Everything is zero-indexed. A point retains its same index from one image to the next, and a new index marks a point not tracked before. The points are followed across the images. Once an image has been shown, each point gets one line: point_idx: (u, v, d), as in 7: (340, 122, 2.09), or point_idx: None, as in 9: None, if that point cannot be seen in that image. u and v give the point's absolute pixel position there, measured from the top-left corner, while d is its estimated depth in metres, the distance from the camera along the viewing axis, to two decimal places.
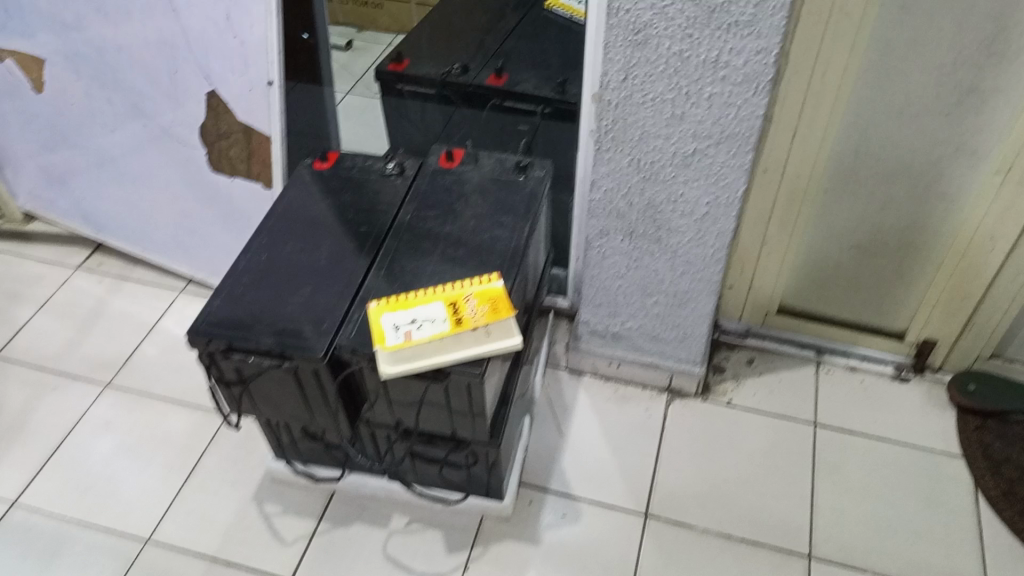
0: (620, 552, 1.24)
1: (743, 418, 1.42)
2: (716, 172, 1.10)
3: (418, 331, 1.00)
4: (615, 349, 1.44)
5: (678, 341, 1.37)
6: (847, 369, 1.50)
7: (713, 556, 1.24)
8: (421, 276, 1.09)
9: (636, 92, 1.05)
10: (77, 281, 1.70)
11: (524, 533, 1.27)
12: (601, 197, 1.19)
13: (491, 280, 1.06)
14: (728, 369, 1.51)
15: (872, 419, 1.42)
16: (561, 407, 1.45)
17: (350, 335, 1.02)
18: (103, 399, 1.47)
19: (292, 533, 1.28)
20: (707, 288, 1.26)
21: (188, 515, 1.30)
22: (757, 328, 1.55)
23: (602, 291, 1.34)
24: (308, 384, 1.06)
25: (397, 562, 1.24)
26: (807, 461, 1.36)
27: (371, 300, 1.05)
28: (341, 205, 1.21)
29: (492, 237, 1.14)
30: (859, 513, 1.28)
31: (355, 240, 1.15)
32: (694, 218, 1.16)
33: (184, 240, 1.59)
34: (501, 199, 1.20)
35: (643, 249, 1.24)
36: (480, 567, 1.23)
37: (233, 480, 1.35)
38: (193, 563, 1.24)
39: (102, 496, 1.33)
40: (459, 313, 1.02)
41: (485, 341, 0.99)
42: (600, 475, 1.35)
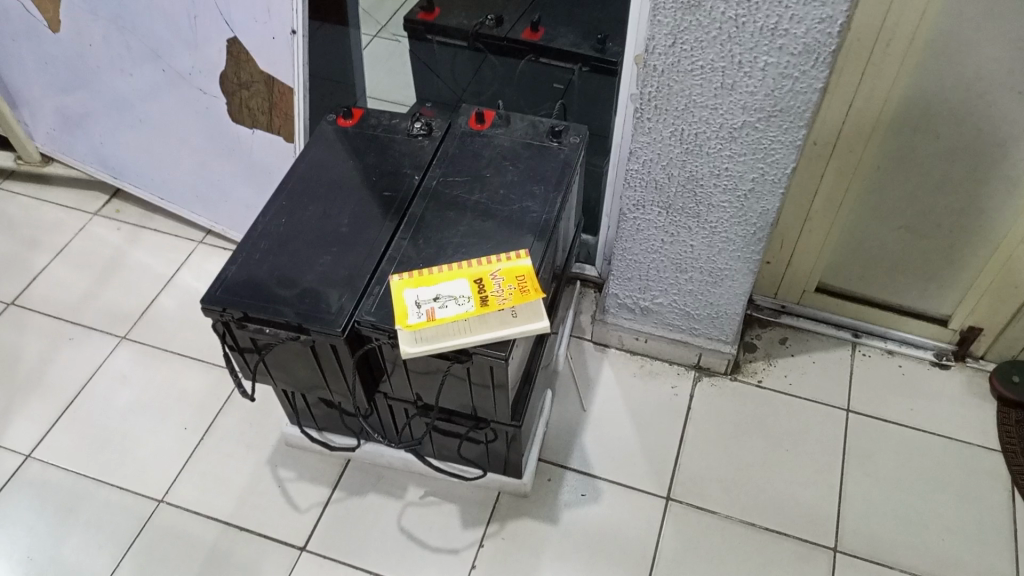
0: (640, 535, 1.21)
1: (774, 400, 1.37)
2: (764, 147, 1.03)
3: (441, 309, 0.95)
4: (643, 324, 1.38)
5: (711, 319, 1.32)
6: (884, 353, 1.43)
7: (736, 544, 1.20)
8: (447, 248, 1.03)
9: (684, 58, 0.97)
10: (95, 227, 1.66)
11: (542, 510, 1.24)
12: (639, 169, 1.13)
13: (519, 256, 1.00)
14: (760, 347, 1.44)
15: (909, 407, 1.36)
16: (584, 380, 1.41)
17: (370, 310, 0.98)
18: (120, 352, 1.45)
19: (307, 499, 1.26)
20: (746, 268, 1.20)
21: (203, 476, 1.28)
22: (791, 306, 1.48)
23: (633, 265, 1.28)
24: (326, 357, 1.03)
25: (411, 535, 1.22)
26: (838, 448, 1.31)
27: (394, 273, 1.01)
28: (365, 166, 1.15)
29: (522, 208, 1.08)
30: (890, 507, 1.24)
31: (379, 206, 1.10)
32: (738, 194, 1.10)
33: (203, 191, 1.55)
34: (533, 167, 1.13)
35: (681, 225, 1.18)
36: (495, 544, 1.21)
37: (249, 442, 1.33)
38: (208, 526, 1.23)
39: (117, 453, 1.31)
40: (485, 292, 0.97)
41: (511, 323, 0.94)
42: (623, 455, 1.31)
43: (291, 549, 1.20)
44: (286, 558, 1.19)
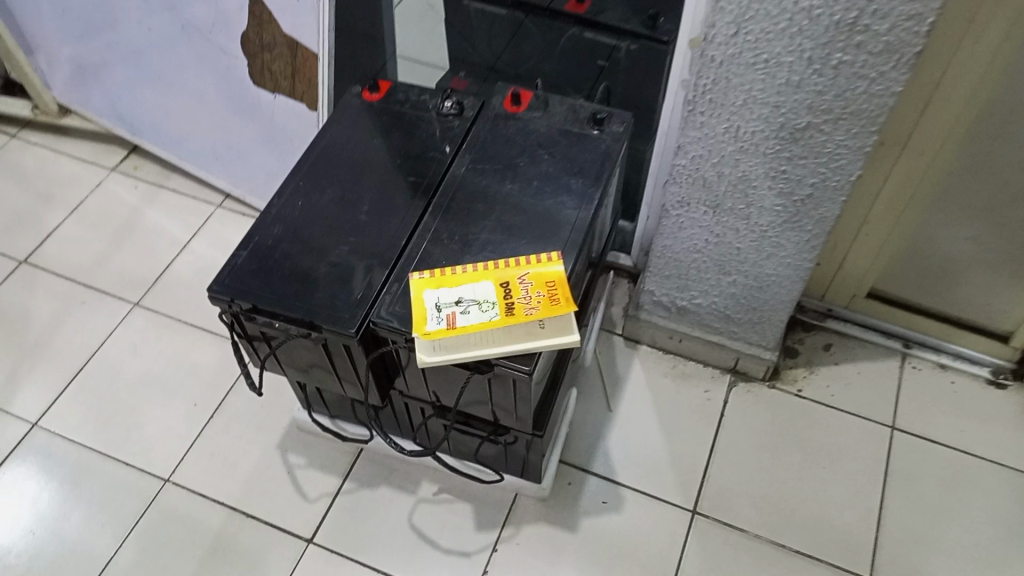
0: (662, 550, 1.15)
1: (813, 412, 1.29)
2: (829, 151, 0.92)
3: (462, 315, 0.88)
4: (679, 323, 1.30)
5: (752, 325, 1.23)
6: (936, 368, 1.33)
7: (763, 566, 1.14)
8: (473, 246, 0.96)
9: (747, 50, 0.86)
10: (112, 184, 1.61)
11: (560, 517, 1.18)
12: (686, 164, 1.03)
13: (550, 260, 0.92)
14: (801, 353, 1.36)
15: (959, 428, 1.27)
16: (612, 378, 1.33)
17: (387, 310, 0.91)
18: (131, 320, 1.40)
19: (316, 489, 1.21)
20: (795, 274, 1.11)
21: (210, 457, 1.24)
22: (838, 310, 1.38)
23: (673, 263, 1.19)
24: (338, 356, 0.96)
25: (422, 534, 1.17)
26: (879, 469, 1.23)
27: (414, 271, 0.93)
28: (389, 147, 1.07)
29: (556, 204, 0.99)
30: (931, 536, 1.16)
31: (402, 193, 1.02)
32: (794, 199, 1.00)
33: (223, 154, 1.48)
34: (571, 158, 1.04)
35: (727, 226, 1.08)
36: (509, 550, 1.15)
37: (259, 424, 1.28)
38: (213, 510, 1.19)
39: (124, 427, 1.28)
40: (511, 298, 0.89)
41: (538, 335, 0.86)
42: (649, 462, 1.24)
43: (298, 541, 1.16)
44: (292, 550, 1.15)
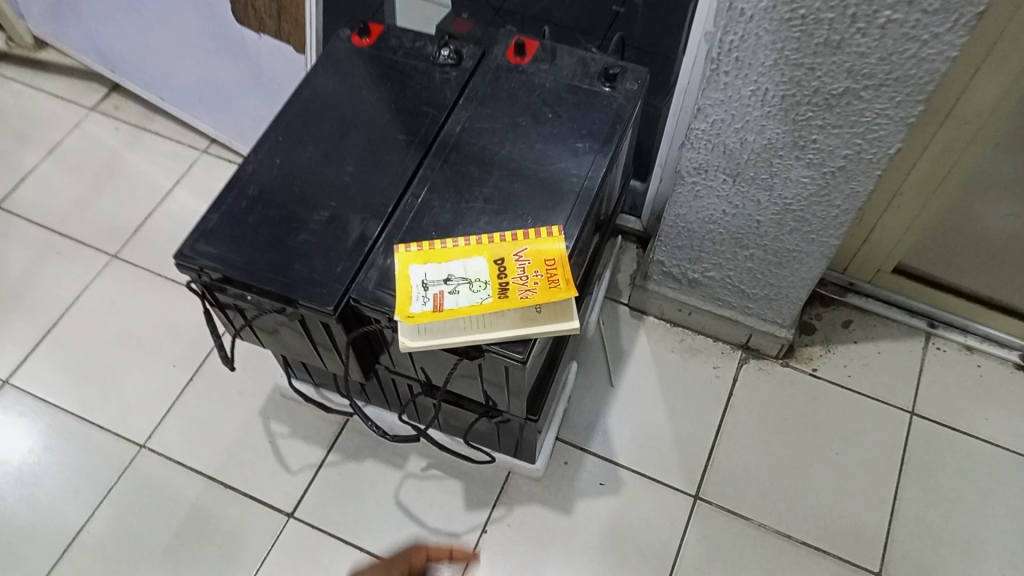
0: (662, 537, 1.09)
1: (827, 393, 1.22)
2: (867, 120, 0.82)
3: (451, 295, 0.79)
4: (689, 295, 1.21)
5: (769, 301, 1.15)
6: (962, 349, 1.25)
7: (767, 557, 1.08)
8: (466, 216, 0.87)
9: (781, 4, 0.75)
10: (91, 125, 1.52)
11: (555, 498, 1.12)
12: (705, 129, 0.93)
13: (550, 236, 0.83)
14: (819, 330, 1.27)
15: (982, 416, 1.19)
16: (615, 351, 1.26)
17: (369, 285, 0.83)
18: (108, 273, 1.33)
19: (299, 460, 1.15)
20: (819, 250, 1.02)
21: (189, 423, 1.18)
22: (861, 285, 1.29)
23: (686, 233, 1.10)
24: (317, 332, 0.88)
25: (409, 512, 1.11)
26: (895, 457, 1.16)
27: (399, 243, 0.85)
28: (379, 101, 0.97)
29: (559, 171, 0.90)
30: (947, 531, 1.10)
31: (391, 153, 0.93)
32: (823, 171, 0.90)
33: (208, 97, 1.39)
34: (578, 119, 0.95)
35: (747, 196, 0.99)
36: (500, 531, 1.10)
37: (241, 389, 1.21)
38: (191, 480, 1.13)
39: (99, 388, 1.21)
40: (505, 278, 0.81)
41: (533, 322, 0.78)
42: (651, 442, 1.17)
43: (278, 515, 1.10)
44: (272, 524, 1.09)
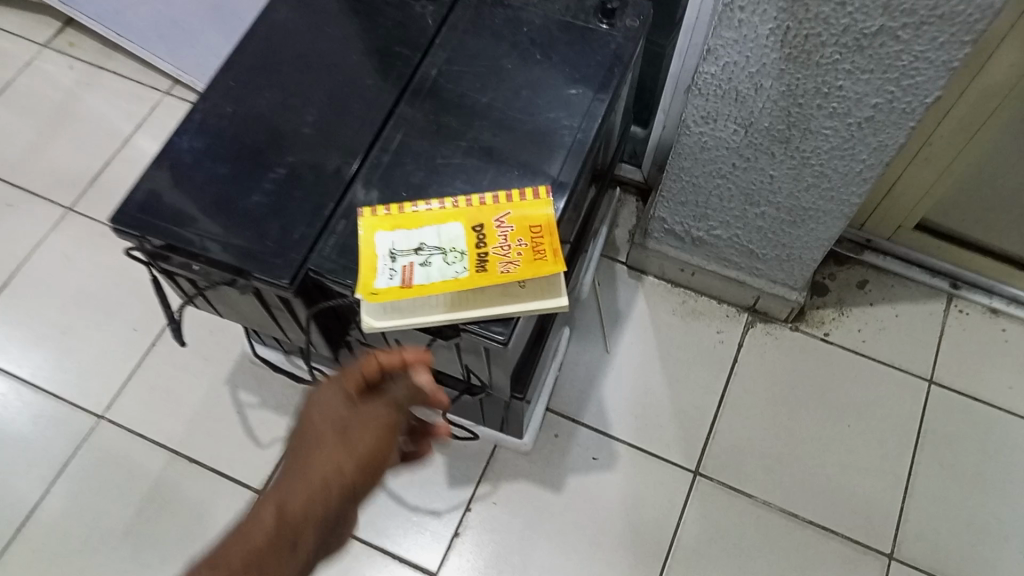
0: (659, 516, 1.02)
1: (840, 361, 1.13)
2: (902, 63, 0.71)
3: (421, 268, 0.70)
4: (693, 254, 1.12)
5: (779, 262, 1.05)
6: (986, 312, 1.16)
7: (770, 537, 1.01)
8: (440, 175, 0.77)
9: None
10: (44, 64, 1.39)
11: (544, 473, 1.04)
12: (715, 72, 0.81)
13: (536, 199, 0.74)
14: (832, 291, 1.17)
15: (1007, 385, 1.11)
16: (611, 314, 1.17)
17: (329, 255, 0.73)
18: (63, 227, 1.23)
19: (269, 433, 1.07)
20: (838, 208, 0.91)
21: (151, 392, 1.10)
22: (879, 242, 1.19)
23: (690, 189, 0.99)
24: (274, 306, 0.79)
25: (388, 489, 1.04)
26: (911, 430, 1.08)
27: (365, 206, 0.74)
28: (344, 39, 0.85)
29: (548, 123, 0.79)
30: (965, 510, 1.03)
31: (356, 99, 0.81)
32: (848, 122, 0.79)
33: (167, 33, 1.26)
34: (570, 61, 0.83)
35: (761, 149, 0.88)
36: (485, 510, 1.02)
37: (207, 355, 1.12)
38: (153, 453, 1.06)
39: (54, 354, 1.13)
40: (485, 247, 0.71)
41: (516, 297, 0.69)
42: (649, 413, 1.09)
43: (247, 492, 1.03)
44: (240, 502, 1.02)
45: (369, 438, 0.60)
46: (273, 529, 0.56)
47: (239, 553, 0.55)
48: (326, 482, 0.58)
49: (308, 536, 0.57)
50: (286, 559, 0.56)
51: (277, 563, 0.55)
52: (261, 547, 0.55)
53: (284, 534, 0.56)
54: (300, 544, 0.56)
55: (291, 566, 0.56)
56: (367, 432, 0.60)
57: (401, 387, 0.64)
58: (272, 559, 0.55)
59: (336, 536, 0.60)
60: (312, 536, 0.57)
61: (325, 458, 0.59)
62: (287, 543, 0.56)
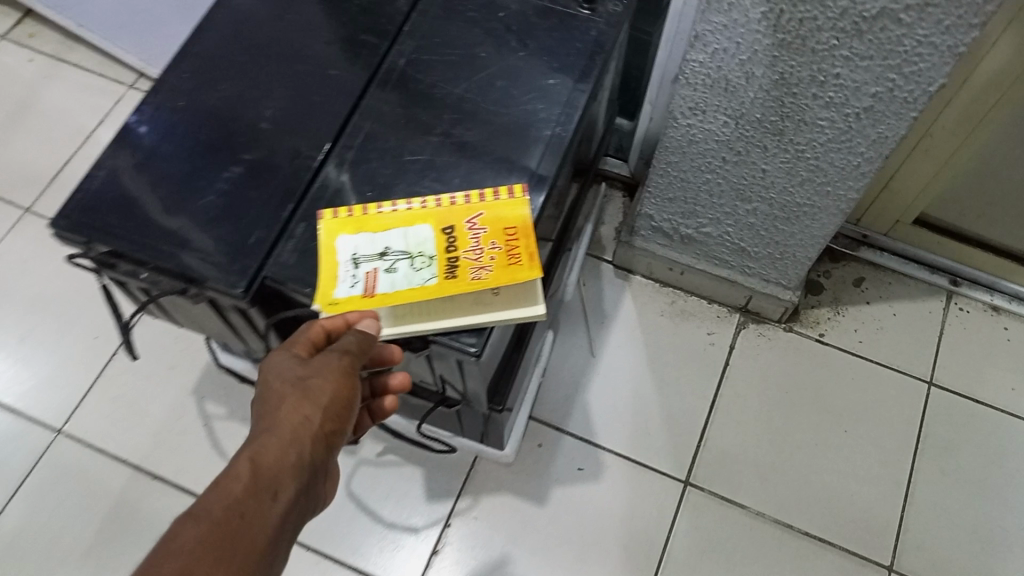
0: (646, 528, 0.97)
1: (836, 363, 1.08)
2: (905, 49, 0.66)
3: (386, 275, 0.65)
4: (681, 253, 1.06)
5: (772, 261, 1.00)
6: (987, 310, 1.11)
7: (765, 549, 0.96)
8: (409, 173, 0.71)
9: None
10: (3, 56, 1.33)
11: (527, 485, 0.99)
12: (704, 61, 0.76)
13: (511, 199, 0.69)
14: (827, 289, 1.12)
15: (1009, 386, 1.06)
16: (597, 316, 1.11)
17: (287, 261, 0.67)
18: (21, 229, 1.16)
19: (237, 445, 1.01)
20: (835, 204, 0.86)
21: (113, 403, 1.04)
22: (876, 238, 1.14)
23: (679, 184, 0.94)
24: (232, 316, 0.73)
25: (362, 504, 0.98)
26: (910, 435, 1.03)
27: (326, 208, 0.69)
28: (306, 26, 0.80)
29: (525, 116, 0.74)
30: (968, 519, 0.98)
31: (318, 91, 0.76)
32: (845, 112, 0.74)
33: (129, 22, 1.20)
34: (548, 49, 0.77)
35: (752, 142, 0.83)
36: (464, 524, 0.97)
37: (172, 363, 1.07)
38: (114, 468, 1.00)
39: (10, 363, 1.07)
40: (455, 251, 0.66)
41: (488, 306, 0.64)
42: (636, 419, 1.04)
43: None
44: None
45: (330, 386, 0.57)
46: (249, 481, 0.49)
47: (216, 505, 0.47)
48: (296, 432, 0.53)
49: (287, 486, 0.51)
50: (268, 511, 0.49)
51: (260, 513, 0.48)
52: (242, 493, 0.48)
53: (263, 483, 0.50)
54: (280, 494, 0.50)
55: (273, 517, 0.49)
56: (327, 381, 0.57)
57: (352, 336, 0.59)
58: (254, 509, 0.48)
59: (308, 502, 0.54)
60: (291, 489, 0.51)
61: (289, 409, 0.54)
62: (267, 492, 0.50)
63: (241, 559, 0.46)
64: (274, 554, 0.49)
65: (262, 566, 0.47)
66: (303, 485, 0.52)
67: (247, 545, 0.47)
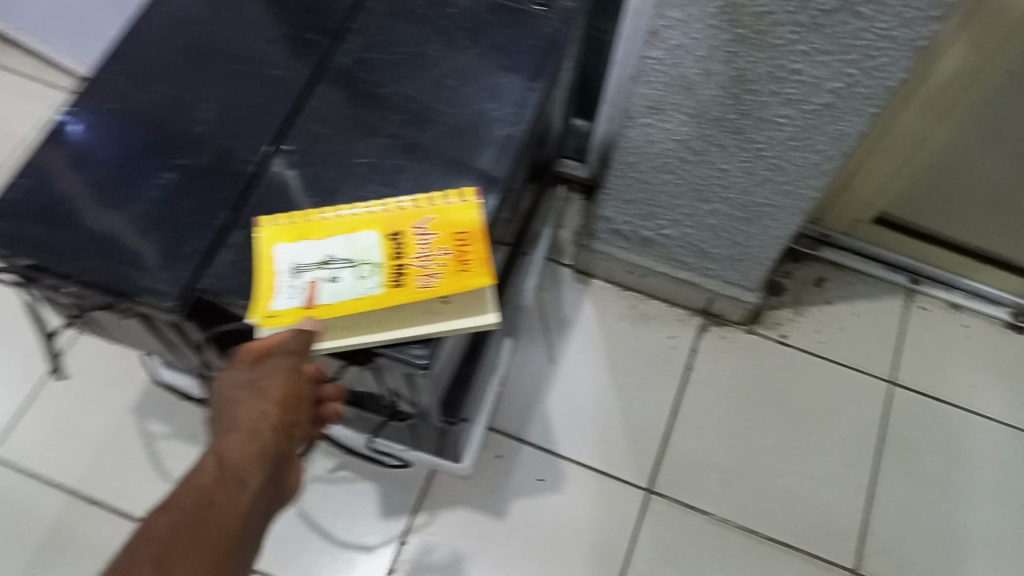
0: (609, 539, 0.94)
1: (799, 364, 1.06)
2: (864, 43, 0.64)
3: (329, 285, 0.61)
4: (641, 256, 1.04)
5: (733, 262, 0.98)
6: (947, 308, 1.11)
7: (730, 558, 0.94)
8: (353, 176, 0.67)
9: None
10: None
11: (486, 498, 0.96)
12: (660, 58, 0.73)
13: (462, 203, 0.65)
14: (788, 290, 1.11)
15: (970, 384, 1.05)
16: (556, 321, 1.08)
17: (222, 271, 0.63)
18: None
19: (180, 465, 0.96)
20: (795, 204, 0.84)
21: (46, 424, 0.98)
22: (836, 237, 1.13)
23: (637, 185, 0.91)
24: (165, 331, 0.68)
25: (313, 524, 0.94)
26: (874, 436, 1.02)
27: (264, 215, 0.65)
28: (244, 23, 0.75)
29: (475, 116, 0.70)
30: (932, 520, 0.97)
31: (256, 89, 0.71)
32: (805, 109, 0.72)
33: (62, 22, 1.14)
34: (500, 46, 0.74)
35: (711, 141, 0.80)
36: (421, 542, 0.93)
37: (111, 380, 1.01)
38: (47, 493, 0.94)
39: None
40: (403, 258, 0.62)
41: (438, 316, 0.60)
42: (598, 427, 1.01)
43: None
44: None
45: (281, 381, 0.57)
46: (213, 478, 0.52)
47: (187, 493, 0.51)
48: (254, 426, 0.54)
49: (254, 474, 0.53)
50: (235, 497, 0.51)
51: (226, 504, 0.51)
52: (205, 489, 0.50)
53: (229, 472, 0.52)
54: (247, 480, 0.52)
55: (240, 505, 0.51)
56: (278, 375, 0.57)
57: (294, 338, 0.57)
58: (221, 501, 0.51)
59: (279, 485, 0.56)
60: (257, 477, 0.53)
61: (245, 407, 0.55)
62: (234, 480, 0.52)
63: (210, 543, 0.49)
64: (245, 537, 0.51)
65: (232, 547, 0.50)
66: (270, 473, 0.54)
67: (216, 530, 0.49)
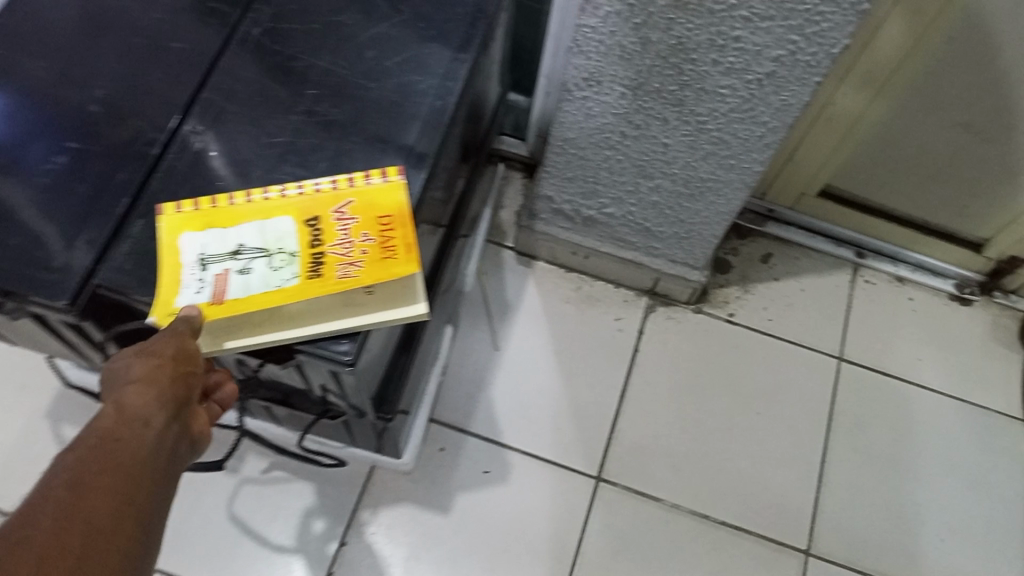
0: (558, 530, 0.91)
1: (747, 343, 1.04)
2: (806, 8, 0.61)
3: (239, 277, 0.56)
4: (585, 236, 1.00)
5: (678, 240, 0.95)
6: (892, 281, 1.10)
7: (680, 543, 0.92)
8: (266, 158, 0.62)
9: None
10: None
11: (429, 493, 0.92)
12: (596, 26, 0.69)
13: (384, 184, 0.61)
14: (735, 267, 1.09)
15: (916, 357, 1.05)
16: (498, 306, 1.04)
17: (120, 263, 0.57)
18: None
19: None
20: (739, 178, 0.81)
21: None
22: (781, 212, 1.11)
23: (577, 162, 0.87)
24: (63, 331, 0.62)
25: (246, 528, 0.89)
26: (823, 414, 1.00)
27: (167, 202, 0.59)
28: None
29: (399, 91, 0.66)
30: (881, 495, 0.96)
31: (158, 65, 0.65)
32: (747, 79, 0.69)
33: None
34: (424, 15, 0.70)
35: (652, 113, 0.77)
36: (361, 542, 0.89)
37: (22, 384, 0.94)
38: None
39: None
40: (320, 246, 0.58)
41: (360, 308, 0.56)
42: (544, 414, 0.98)
43: None
44: None
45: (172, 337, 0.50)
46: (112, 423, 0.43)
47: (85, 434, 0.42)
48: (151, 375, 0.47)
49: (160, 414, 0.45)
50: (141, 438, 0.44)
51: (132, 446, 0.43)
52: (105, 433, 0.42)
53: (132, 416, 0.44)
54: (153, 420, 0.45)
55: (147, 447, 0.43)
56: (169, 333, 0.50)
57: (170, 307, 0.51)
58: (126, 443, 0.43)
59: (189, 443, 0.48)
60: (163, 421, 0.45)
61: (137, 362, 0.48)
62: (138, 418, 0.44)
63: (120, 482, 0.41)
64: (158, 478, 0.43)
65: (144, 491, 0.42)
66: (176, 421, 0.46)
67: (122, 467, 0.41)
